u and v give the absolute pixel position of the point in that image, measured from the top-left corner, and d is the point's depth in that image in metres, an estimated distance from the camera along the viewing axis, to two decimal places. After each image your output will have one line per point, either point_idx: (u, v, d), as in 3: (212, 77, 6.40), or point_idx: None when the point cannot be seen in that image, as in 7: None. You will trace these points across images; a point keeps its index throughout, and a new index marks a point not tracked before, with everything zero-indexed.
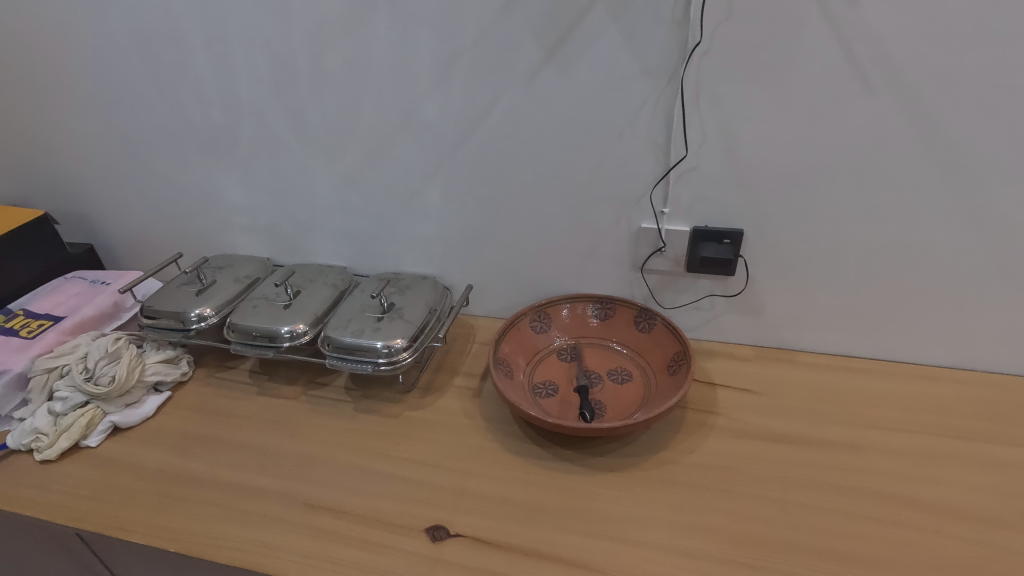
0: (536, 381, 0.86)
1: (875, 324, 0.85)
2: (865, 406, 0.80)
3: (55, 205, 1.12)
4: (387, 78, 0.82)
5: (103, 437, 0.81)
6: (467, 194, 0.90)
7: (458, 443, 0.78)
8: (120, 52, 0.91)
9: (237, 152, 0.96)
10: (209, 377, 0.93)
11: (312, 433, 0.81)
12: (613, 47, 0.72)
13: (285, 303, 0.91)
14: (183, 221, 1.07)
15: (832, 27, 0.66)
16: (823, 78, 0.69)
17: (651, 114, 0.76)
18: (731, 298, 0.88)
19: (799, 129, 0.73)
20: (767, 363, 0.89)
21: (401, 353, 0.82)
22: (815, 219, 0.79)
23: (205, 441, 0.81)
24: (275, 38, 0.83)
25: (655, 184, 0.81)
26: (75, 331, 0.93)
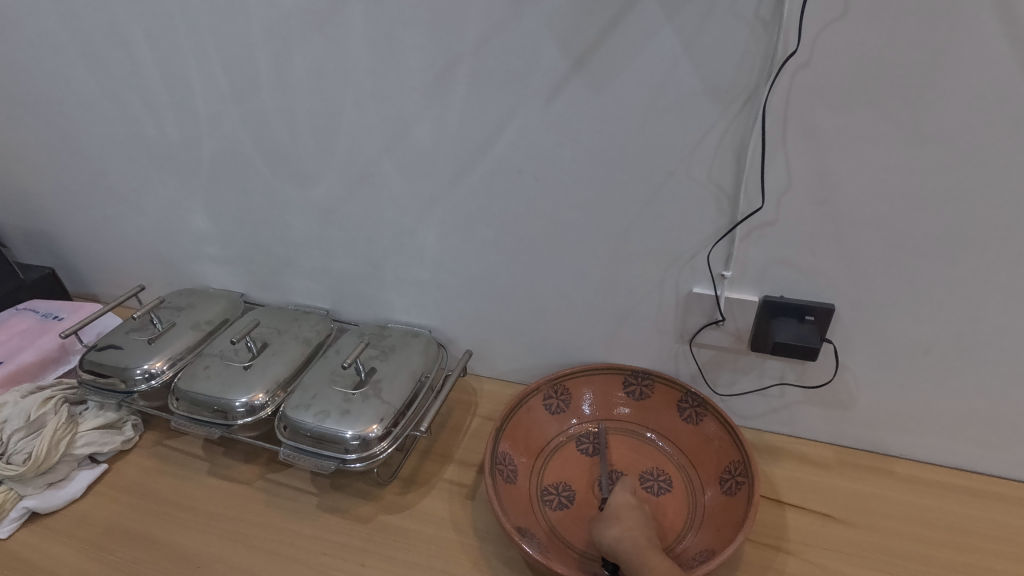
0: (547, 485, 0.67)
1: (1010, 438, 0.62)
2: (996, 556, 0.58)
3: (14, 222, 0.99)
4: (367, 91, 0.64)
5: (16, 525, 0.67)
6: (467, 237, 0.71)
7: (439, 571, 0.60)
8: (58, 52, 0.75)
9: (199, 173, 0.80)
10: (158, 445, 0.78)
11: (260, 539, 0.65)
12: (666, 57, 0.52)
13: (245, 363, 0.74)
14: (148, 247, 0.92)
15: (1008, 31, 0.43)
16: (980, 109, 0.46)
17: (715, 150, 0.55)
18: (810, 386, 0.67)
19: (932, 176, 0.50)
20: (852, 475, 0.67)
21: (376, 445, 0.64)
22: (942, 298, 0.56)
23: (132, 540, 0.66)
24: (229, 37, 0.66)
25: (715, 240, 0.60)
26: (7, 383, 0.79)
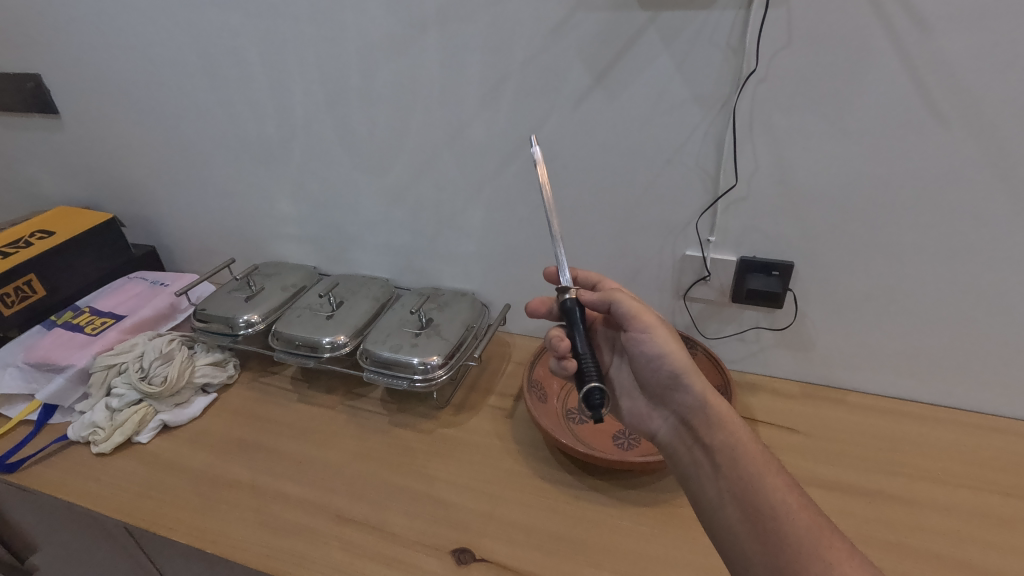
0: (571, 407, 0.84)
1: (934, 369, 0.80)
2: (922, 457, 0.75)
3: (122, 208, 1.18)
4: (436, 98, 0.83)
5: (153, 434, 0.85)
6: (508, 214, 0.90)
7: (488, 465, 0.78)
8: (185, 68, 0.95)
9: (289, 164, 0.99)
10: (254, 381, 0.96)
11: (346, 444, 0.83)
12: (664, 73, 0.71)
13: (328, 313, 0.93)
14: (236, 228, 1.12)
15: (901, 56, 0.62)
16: (887, 110, 0.65)
17: (701, 142, 0.74)
18: (780, 331, 0.84)
19: (858, 160, 0.69)
20: (814, 403, 0.85)
21: (437, 371, 0.83)
22: (874, 255, 0.74)
23: (245, 445, 0.84)
24: (329, 57, 0.85)
25: (702, 212, 0.79)
26: (133, 330, 0.98)
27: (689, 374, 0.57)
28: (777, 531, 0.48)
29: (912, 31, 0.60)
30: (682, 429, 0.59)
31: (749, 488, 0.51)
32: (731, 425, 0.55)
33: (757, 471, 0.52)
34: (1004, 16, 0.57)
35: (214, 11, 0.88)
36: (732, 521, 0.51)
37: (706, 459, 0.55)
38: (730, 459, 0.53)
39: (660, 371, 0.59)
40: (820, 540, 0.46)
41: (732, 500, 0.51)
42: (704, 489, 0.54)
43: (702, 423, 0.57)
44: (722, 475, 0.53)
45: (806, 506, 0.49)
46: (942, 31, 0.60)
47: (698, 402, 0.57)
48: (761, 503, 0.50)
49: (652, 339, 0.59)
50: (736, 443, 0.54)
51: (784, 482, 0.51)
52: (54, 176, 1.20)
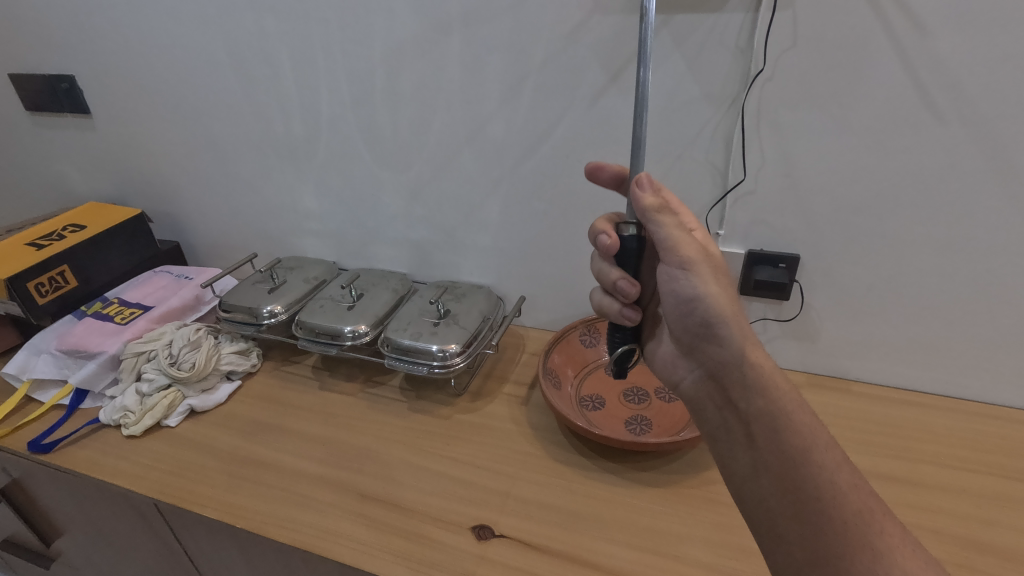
0: (583, 394, 0.87)
1: (935, 358, 0.83)
2: (924, 442, 0.78)
3: (149, 205, 1.23)
4: (457, 97, 0.87)
5: (181, 418, 0.89)
6: (524, 209, 0.93)
7: (504, 448, 0.81)
8: (216, 69, 1.00)
9: (313, 161, 1.03)
10: (276, 370, 1.00)
11: (367, 428, 0.86)
12: (675, 73, 0.75)
13: (349, 304, 0.97)
14: (259, 224, 1.15)
15: (900, 57, 0.66)
16: (887, 108, 0.69)
17: (710, 139, 0.77)
18: (785, 322, 0.88)
19: (861, 155, 0.72)
20: (819, 392, 0.88)
21: (455, 358, 0.86)
22: (877, 248, 0.78)
23: (269, 429, 0.87)
24: (355, 58, 0.90)
25: (711, 207, 0.82)
26: (161, 320, 1.01)
27: (728, 322, 0.54)
28: (822, 513, 0.46)
29: (911, 33, 0.64)
30: (712, 384, 0.55)
31: (792, 465, 0.48)
32: (771, 388, 0.51)
33: (803, 446, 0.49)
34: (996, 18, 0.61)
35: (246, 14, 0.92)
36: (768, 493, 0.48)
37: (739, 423, 0.52)
38: (771, 429, 0.50)
39: (694, 314, 0.55)
40: (866, 524, 0.45)
41: (769, 473, 0.49)
42: (736, 456, 0.51)
43: (738, 383, 0.53)
44: (760, 444, 0.50)
45: (857, 487, 0.47)
46: (940, 32, 0.63)
47: (736, 357, 0.53)
48: (805, 482, 0.47)
49: (690, 279, 0.55)
50: (778, 412, 0.50)
51: (834, 458, 0.48)
52: (84, 173, 1.24)
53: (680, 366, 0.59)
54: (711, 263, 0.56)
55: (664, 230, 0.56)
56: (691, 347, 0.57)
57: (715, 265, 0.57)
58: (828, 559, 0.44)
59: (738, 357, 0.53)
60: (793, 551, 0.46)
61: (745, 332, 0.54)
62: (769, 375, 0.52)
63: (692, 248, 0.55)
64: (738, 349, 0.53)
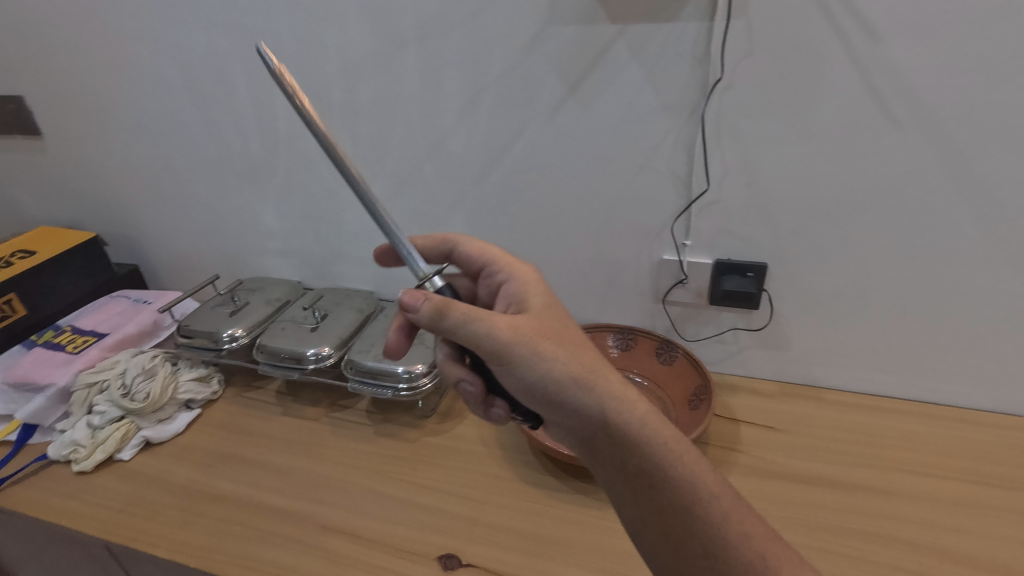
0: None
1: (905, 363, 0.82)
2: (897, 449, 0.77)
3: (106, 227, 1.19)
4: (416, 112, 0.85)
5: (136, 451, 0.85)
6: (489, 224, 0.91)
7: (473, 471, 0.79)
8: (168, 86, 0.97)
9: (273, 180, 1.00)
10: (238, 397, 0.96)
11: (331, 455, 0.83)
12: (634, 84, 0.74)
13: (312, 326, 0.94)
14: (220, 244, 1.12)
15: (855, 63, 0.65)
16: (844, 115, 0.68)
17: (672, 149, 0.76)
18: (756, 331, 0.87)
19: (821, 162, 0.72)
20: (792, 401, 0.86)
21: (421, 379, 0.83)
22: (841, 255, 0.77)
23: (228, 459, 0.83)
24: (311, 74, 0.87)
25: (676, 217, 0.81)
26: (116, 348, 0.97)
27: (573, 387, 0.49)
28: (712, 569, 0.44)
29: (864, 40, 0.64)
30: (578, 445, 0.51)
31: (679, 521, 0.46)
32: (643, 442, 0.48)
33: (685, 502, 0.46)
34: (947, 24, 0.61)
35: (197, 32, 0.89)
36: (658, 557, 0.47)
37: (620, 481, 0.49)
38: (650, 489, 0.47)
39: (535, 391, 0.50)
40: (762, 574, 0.43)
41: (660, 531, 0.46)
42: (623, 513, 0.49)
43: (606, 444, 0.49)
44: (643, 501, 0.47)
45: (750, 535, 0.45)
46: (894, 39, 0.63)
47: (595, 422, 0.49)
48: (693, 539, 0.45)
49: (512, 372, 0.50)
50: (657, 470, 0.47)
51: (722, 510, 0.46)
52: (36, 196, 1.20)
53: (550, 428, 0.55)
54: (529, 334, 0.50)
55: (485, 325, 0.50)
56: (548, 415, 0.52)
57: (535, 330, 0.51)
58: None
59: (596, 415, 0.48)
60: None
61: (599, 389, 0.49)
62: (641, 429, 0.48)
63: (505, 332, 0.50)
64: (594, 406, 0.49)
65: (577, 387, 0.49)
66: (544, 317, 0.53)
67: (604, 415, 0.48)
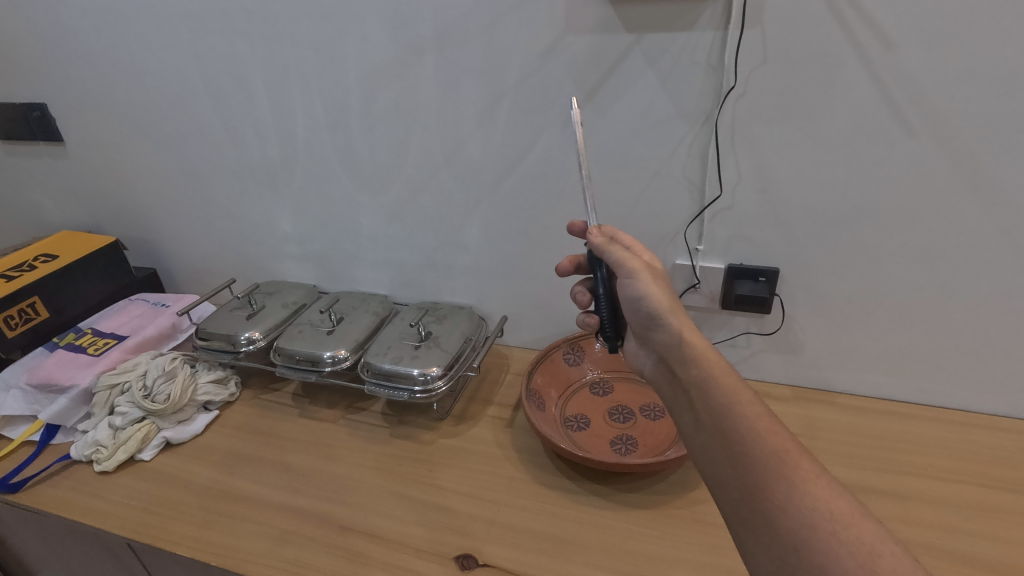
0: (568, 414, 0.86)
1: (918, 368, 0.83)
2: (911, 453, 0.78)
3: (125, 232, 1.21)
4: (433, 119, 0.87)
5: (156, 451, 0.86)
6: (504, 229, 0.93)
7: (489, 472, 0.80)
8: (190, 94, 0.99)
9: (290, 186, 1.02)
10: (255, 398, 0.98)
11: (348, 455, 0.84)
12: (649, 91, 0.75)
13: (328, 328, 0.95)
14: (237, 248, 1.14)
15: (868, 71, 0.66)
16: (858, 122, 0.69)
17: (686, 156, 0.77)
18: (768, 336, 0.87)
19: (835, 168, 0.73)
20: (805, 405, 0.87)
21: (436, 382, 0.84)
22: (854, 260, 0.78)
23: (248, 460, 0.85)
24: (330, 82, 0.89)
25: (689, 223, 0.82)
26: (136, 350, 0.99)
27: (665, 313, 0.56)
28: (743, 458, 0.46)
29: (878, 48, 0.65)
30: (663, 365, 0.57)
31: (720, 416, 0.49)
32: (704, 356, 0.53)
33: (725, 402, 0.49)
34: (960, 33, 0.62)
35: (220, 40, 0.91)
36: (707, 454, 0.49)
37: (683, 392, 0.53)
38: (702, 392, 0.51)
39: (640, 310, 0.59)
40: (785, 461, 0.45)
41: (705, 428, 0.50)
42: (682, 421, 0.53)
43: (677, 357, 0.55)
44: (697, 406, 0.51)
45: (776, 430, 0.47)
46: (907, 47, 0.64)
47: (672, 341, 0.56)
48: (730, 429, 0.48)
49: (635, 282, 0.58)
50: (709, 377, 0.51)
51: (757, 411, 0.48)
52: (58, 201, 1.22)
53: (638, 352, 0.63)
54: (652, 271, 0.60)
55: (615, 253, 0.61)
56: (643, 336, 0.60)
57: (657, 273, 0.60)
58: (754, 495, 0.44)
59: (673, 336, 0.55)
60: (729, 496, 0.46)
61: (681, 317, 0.56)
62: (702, 350, 0.54)
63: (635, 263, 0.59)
64: (671, 333, 0.56)
65: (668, 314, 0.56)
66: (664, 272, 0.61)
67: (680, 339, 0.55)
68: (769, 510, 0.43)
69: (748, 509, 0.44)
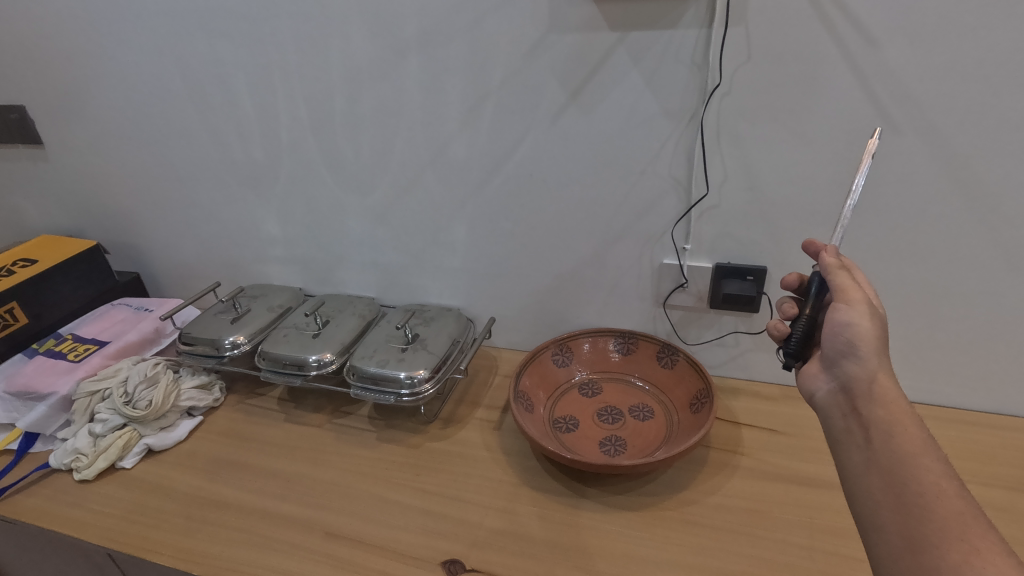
0: (557, 416, 0.85)
1: (905, 366, 0.83)
2: None
3: (107, 235, 1.19)
4: (418, 120, 0.86)
5: (138, 458, 0.85)
6: (491, 230, 0.92)
7: (477, 476, 0.79)
8: (171, 95, 0.97)
9: (275, 187, 1.01)
10: (240, 403, 0.96)
11: (336, 461, 0.83)
12: (634, 90, 0.74)
13: (314, 332, 0.94)
14: (222, 252, 1.12)
15: (852, 69, 0.66)
16: (843, 119, 0.69)
17: (672, 154, 0.77)
18: (757, 334, 0.87)
19: (821, 166, 0.73)
20: (794, 404, 0.87)
21: (423, 385, 0.83)
22: (842, 258, 0.77)
23: (232, 466, 0.83)
24: (314, 82, 0.88)
25: (676, 222, 0.82)
26: (117, 356, 0.97)
27: (865, 348, 0.56)
28: (919, 512, 0.47)
29: (861, 45, 0.65)
30: (839, 396, 0.57)
31: (902, 464, 0.50)
32: (895, 403, 0.54)
33: (911, 454, 0.50)
34: (944, 30, 0.62)
35: (201, 40, 0.90)
36: (876, 496, 0.50)
37: (859, 430, 0.54)
38: (887, 438, 0.52)
39: (836, 338, 0.58)
40: (965, 527, 0.45)
41: (880, 470, 0.51)
42: (849, 456, 0.54)
43: (864, 394, 0.55)
44: (874, 447, 0.52)
45: (961, 495, 0.47)
46: (890, 44, 0.64)
47: (867, 381, 0.56)
48: (911, 480, 0.49)
49: (848, 310, 0.57)
50: (897, 425, 0.52)
51: (941, 470, 0.49)
52: (37, 205, 1.20)
53: (815, 375, 0.60)
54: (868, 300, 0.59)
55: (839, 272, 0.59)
56: (827, 363, 0.59)
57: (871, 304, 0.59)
58: (922, 547, 0.45)
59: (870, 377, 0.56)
60: (890, 540, 0.47)
61: (880, 355, 0.56)
62: (893, 397, 0.54)
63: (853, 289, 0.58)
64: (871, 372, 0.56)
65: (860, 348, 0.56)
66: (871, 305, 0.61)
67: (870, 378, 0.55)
68: (934, 565, 0.43)
69: (909, 558, 0.45)
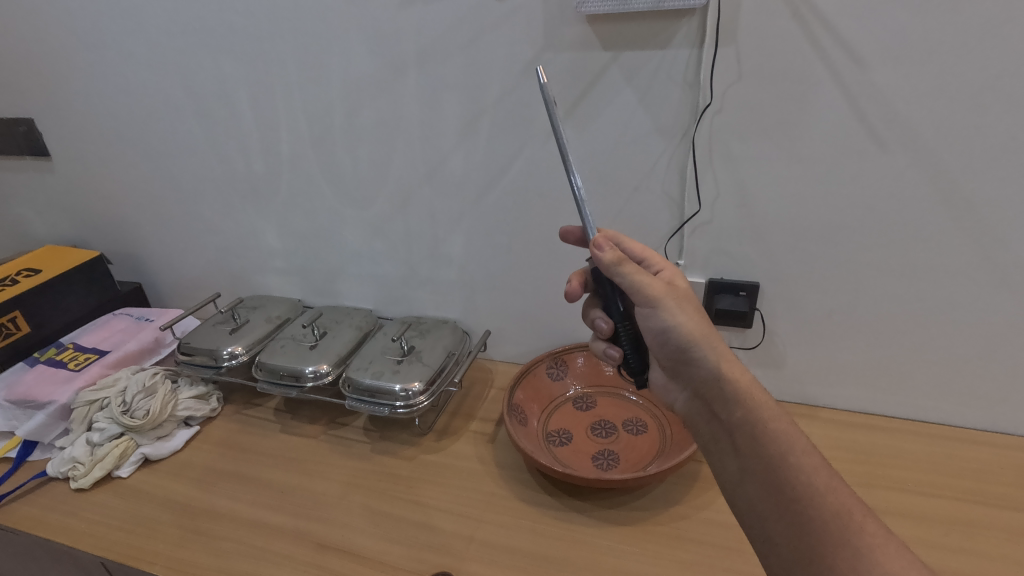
0: (551, 430, 0.86)
1: (898, 382, 0.83)
2: (891, 467, 0.77)
3: (110, 246, 1.21)
4: (416, 134, 0.88)
5: (134, 468, 0.85)
6: (487, 243, 0.93)
7: (469, 489, 0.79)
8: (175, 109, 0.99)
9: (275, 200, 1.02)
10: (237, 414, 0.97)
11: (328, 472, 0.84)
12: (627, 108, 0.76)
13: (311, 343, 0.95)
14: (222, 263, 1.14)
15: (840, 88, 0.67)
16: (832, 137, 0.70)
17: (665, 171, 0.78)
18: (751, 350, 0.87)
19: (811, 183, 0.73)
20: None
21: (418, 397, 0.84)
22: (834, 274, 0.78)
23: (226, 476, 0.84)
24: (314, 97, 0.90)
25: (669, 237, 0.83)
26: (117, 365, 0.98)
27: (698, 345, 0.55)
28: (800, 518, 0.46)
29: (849, 65, 0.66)
30: (698, 401, 0.56)
31: (772, 467, 0.49)
32: (750, 397, 0.53)
33: (779, 452, 0.49)
34: (929, 50, 0.63)
35: (205, 56, 0.92)
36: (758, 508, 0.49)
37: (725, 435, 0.53)
38: (751, 439, 0.51)
39: (667, 342, 0.57)
40: (846, 528, 0.45)
41: (754, 478, 0.50)
42: (724, 465, 0.52)
43: (718, 397, 0.54)
44: (743, 452, 0.51)
45: (836, 487, 0.47)
46: (877, 65, 0.65)
47: (711, 376, 0.55)
48: (787, 482, 0.48)
49: (658, 314, 0.57)
50: (760, 420, 0.51)
51: (813, 462, 0.48)
52: (43, 216, 1.22)
53: (669, 388, 0.61)
54: (677, 295, 0.58)
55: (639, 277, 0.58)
56: (672, 371, 0.59)
57: (683, 295, 0.58)
58: (812, 560, 0.45)
59: (713, 374, 0.54)
60: (781, 554, 0.47)
61: (714, 348, 0.55)
62: (747, 389, 0.53)
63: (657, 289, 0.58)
64: (712, 367, 0.55)
65: (706, 345, 0.55)
66: (688, 292, 0.60)
67: (718, 375, 0.54)
68: None
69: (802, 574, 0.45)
